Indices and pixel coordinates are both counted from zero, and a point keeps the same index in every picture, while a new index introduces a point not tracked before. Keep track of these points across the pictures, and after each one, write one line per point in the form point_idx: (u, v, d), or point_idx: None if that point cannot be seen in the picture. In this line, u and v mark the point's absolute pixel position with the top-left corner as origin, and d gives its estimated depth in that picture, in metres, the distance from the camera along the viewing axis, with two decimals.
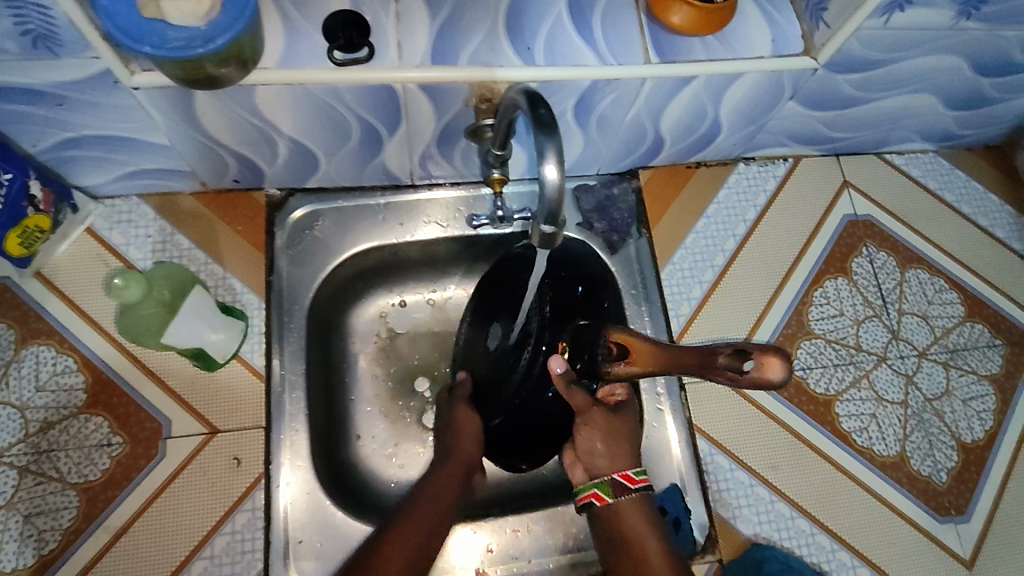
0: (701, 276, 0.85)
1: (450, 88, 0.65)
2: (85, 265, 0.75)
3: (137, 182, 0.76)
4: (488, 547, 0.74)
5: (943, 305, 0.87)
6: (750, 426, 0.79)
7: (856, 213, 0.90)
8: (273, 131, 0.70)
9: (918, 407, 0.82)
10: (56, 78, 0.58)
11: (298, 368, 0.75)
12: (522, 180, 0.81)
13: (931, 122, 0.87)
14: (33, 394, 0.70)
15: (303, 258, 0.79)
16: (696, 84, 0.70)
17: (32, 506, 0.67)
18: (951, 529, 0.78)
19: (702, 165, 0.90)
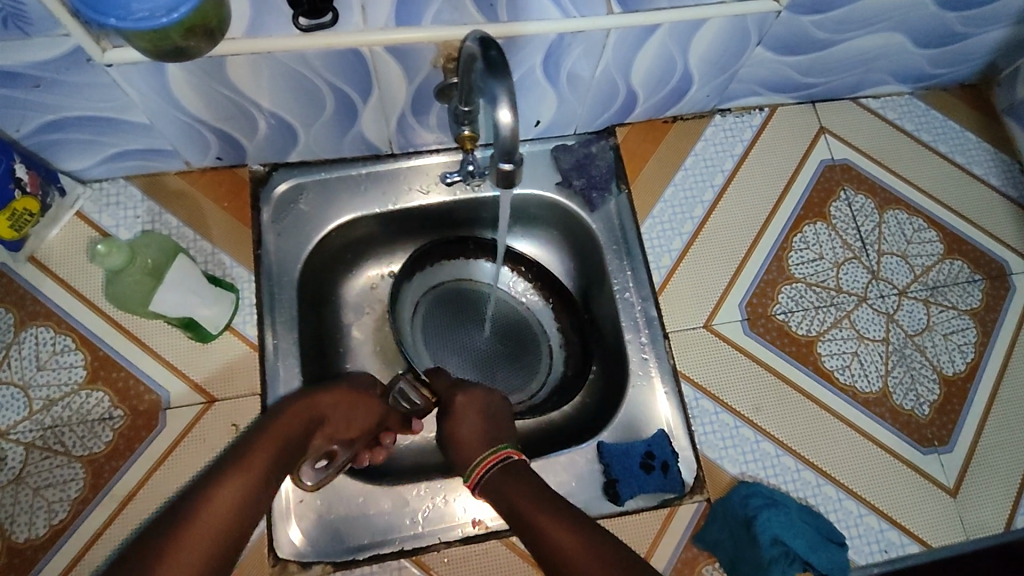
0: (681, 227, 0.86)
1: (417, 49, 0.66)
2: (77, 247, 0.77)
3: (122, 164, 0.78)
4: (482, 496, 0.76)
5: (921, 244, 0.88)
6: (734, 370, 0.81)
7: (833, 157, 0.91)
8: (248, 103, 0.71)
9: (899, 343, 0.84)
10: (31, 59, 0.59)
11: (290, 338, 0.78)
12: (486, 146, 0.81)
13: (904, 62, 0.87)
14: (35, 372, 0.73)
15: (291, 232, 0.82)
16: (661, 33, 0.71)
17: (40, 479, 0.70)
18: (934, 459, 0.80)
19: (679, 119, 0.91)
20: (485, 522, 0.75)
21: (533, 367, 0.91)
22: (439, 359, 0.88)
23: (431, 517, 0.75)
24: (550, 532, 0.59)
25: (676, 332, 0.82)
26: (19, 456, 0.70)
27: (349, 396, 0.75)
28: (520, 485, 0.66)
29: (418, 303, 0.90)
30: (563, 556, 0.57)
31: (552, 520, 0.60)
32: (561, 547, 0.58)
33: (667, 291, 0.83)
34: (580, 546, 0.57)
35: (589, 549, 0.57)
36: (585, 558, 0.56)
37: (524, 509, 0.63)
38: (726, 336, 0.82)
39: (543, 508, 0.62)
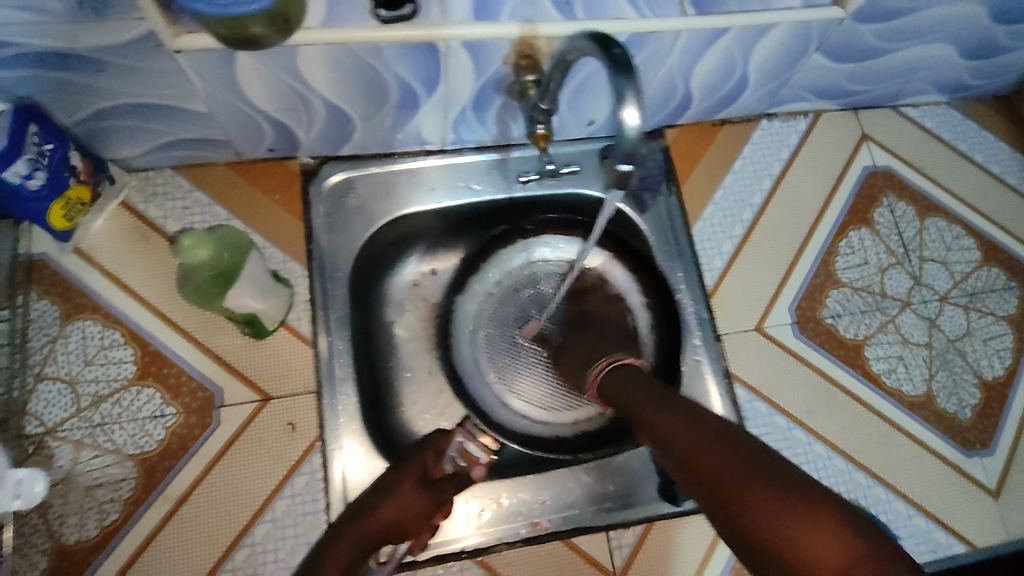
0: (732, 231, 0.87)
1: (492, 44, 0.65)
2: (123, 238, 0.75)
3: (172, 154, 0.76)
4: (540, 499, 0.75)
5: (961, 251, 0.90)
6: (785, 372, 0.82)
7: (875, 164, 0.93)
8: (311, 94, 0.69)
9: (942, 347, 0.85)
10: (101, 42, 0.57)
11: (344, 335, 0.75)
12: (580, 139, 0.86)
13: (945, 72, 0.89)
14: (82, 368, 0.70)
15: (341, 226, 0.79)
16: (728, 37, 0.71)
17: (90, 479, 0.67)
18: (977, 461, 0.82)
19: (727, 122, 0.91)
20: (542, 523, 0.74)
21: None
22: (508, 376, 0.85)
23: (489, 519, 0.74)
24: (650, 416, 0.61)
25: (727, 334, 0.82)
26: (67, 454, 0.68)
27: (395, 502, 0.65)
28: (632, 382, 0.67)
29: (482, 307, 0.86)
30: (665, 435, 0.58)
31: (654, 407, 0.61)
32: (662, 427, 0.59)
33: (719, 294, 0.84)
34: (680, 424, 0.58)
35: (688, 424, 0.57)
36: (684, 436, 0.57)
37: (631, 399, 0.65)
38: (776, 339, 0.83)
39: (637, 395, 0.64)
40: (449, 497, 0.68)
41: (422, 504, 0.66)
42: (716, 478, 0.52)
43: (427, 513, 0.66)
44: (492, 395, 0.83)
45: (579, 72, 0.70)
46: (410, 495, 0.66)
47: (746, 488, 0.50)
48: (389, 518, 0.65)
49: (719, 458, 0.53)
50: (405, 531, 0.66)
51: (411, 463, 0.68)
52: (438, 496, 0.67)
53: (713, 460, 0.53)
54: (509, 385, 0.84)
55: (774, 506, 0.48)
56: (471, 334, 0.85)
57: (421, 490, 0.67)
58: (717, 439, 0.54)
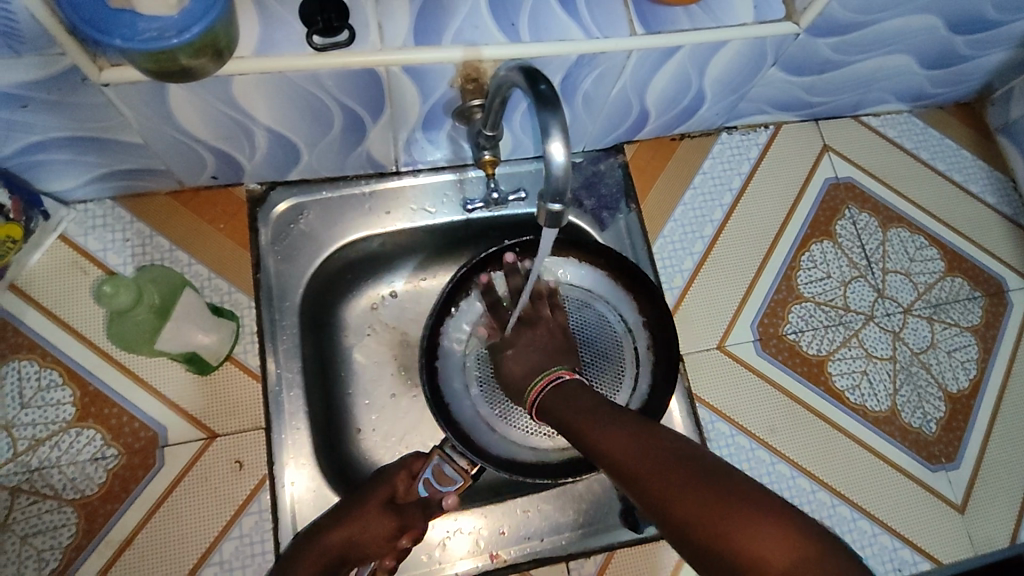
0: (692, 247, 0.85)
1: (435, 69, 0.63)
2: (61, 273, 0.72)
3: (111, 184, 0.73)
4: (499, 529, 0.74)
5: (924, 262, 0.89)
6: (748, 391, 0.81)
7: (837, 175, 0.92)
8: (251, 122, 0.67)
9: (906, 360, 0.85)
10: (18, 78, 0.54)
11: (294, 366, 0.73)
12: (523, 159, 0.82)
13: (906, 82, 0.88)
14: (18, 411, 0.68)
15: (290, 254, 0.77)
16: (681, 56, 0.70)
17: (28, 527, 0.65)
18: (942, 476, 0.81)
19: (686, 136, 0.90)
20: (502, 555, 0.73)
21: (611, 379, 0.78)
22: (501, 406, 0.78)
23: (446, 552, 0.72)
24: (583, 424, 0.58)
25: (689, 353, 0.81)
26: (3, 502, 0.65)
27: (356, 517, 0.66)
28: (569, 402, 0.62)
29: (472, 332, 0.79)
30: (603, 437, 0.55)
31: (590, 416, 0.58)
32: (597, 436, 0.55)
33: (680, 312, 0.83)
34: (618, 430, 0.54)
35: (625, 432, 0.54)
36: (620, 441, 0.53)
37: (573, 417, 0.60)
38: (738, 357, 0.81)
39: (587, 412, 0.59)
40: (414, 521, 0.67)
41: (386, 526, 0.66)
42: (654, 480, 0.48)
43: (388, 534, 0.66)
44: (484, 423, 0.77)
45: (519, 100, 0.68)
46: (371, 512, 0.66)
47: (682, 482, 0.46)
48: (351, 533, 0.65)
49: (655, 460, 0.49)
50: (367, 552, 0.66)
51: (379, 484, 0.68)
52: (400, 519, 0.67)
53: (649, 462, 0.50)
54: (504, 415, 0.78)
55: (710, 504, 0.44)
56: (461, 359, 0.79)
57: (384, 510, 0.67)
58: (653, 444, 0.51)
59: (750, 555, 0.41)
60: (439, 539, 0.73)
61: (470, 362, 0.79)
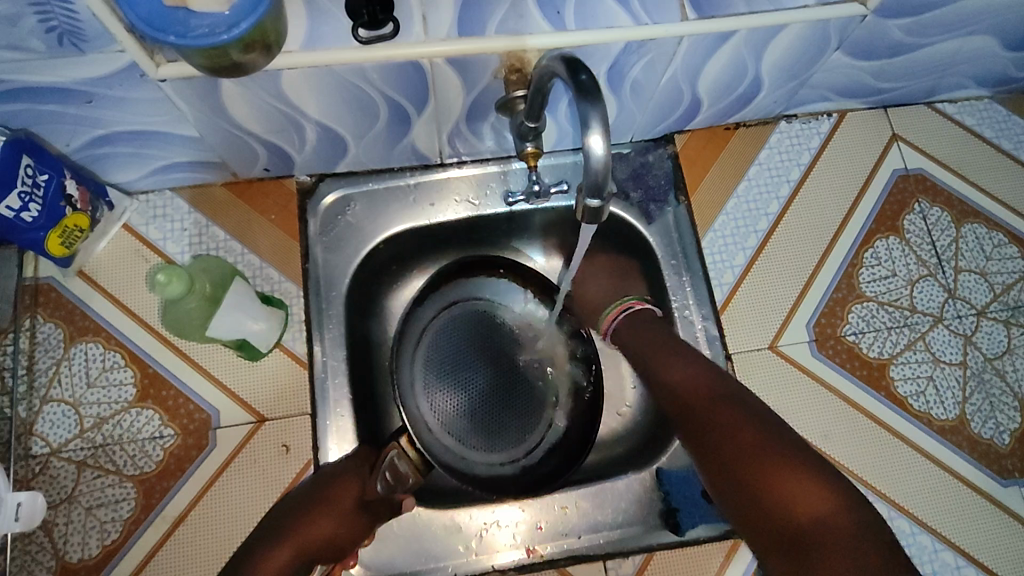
0: (745, 242, 0.82)
1: (479, 60, 0.63)
2: (124, 261, 0.76)
3: (170, 176, 0.76)
4: (537, 524, 0.73)
5: (1002, 261, 0.83)
6: (801, 394, 0.77)
7: (906, 167, 0.86)
8: (300, 116, 0.68)
9: (978, 367, 0.79)
10: (83, 74, 0.57)
11: (339, 354, 0.74)
12: (563, 152, 0.80)
13: (987, 65, 0.81)
14: (85, 390, 0.72)
15: (338, 244, 0.78)
16: (736, 41, 0.67)
17: (93, 499, 0.69)
18: (1015, 492, 0.75)
19: (741, 125, 0.86)
20: (539, 550, 0.73)
21: (543, 412, 0.83)
22: (439, 403, 0.81)
23: (484, 544, 0.73)
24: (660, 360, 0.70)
25: (739, 353, 0.78)
26: (71, 475, 0.69)
27: (331, 513, 0.67)
28: (644, 334, 0.74)
29: (430, 327, 0.83)
30: (675, 387, 0.67)
31: (666, 354, 0.70)
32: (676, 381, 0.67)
33: (729, 309, 0.80)
34: (693, 379, 0.67)
35: (701, 376, 0.67)
36: (696, 400, 0.65)
37: (646, 348, 0.72)
38: (791, 357, 0.78)
39: (663, 349, 0.71)
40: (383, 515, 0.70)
41: (363, 524, 0.68)
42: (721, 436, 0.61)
43: (362, 532, 0.68)
44: (418, 415, 0.80)
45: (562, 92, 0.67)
46: (346, 510, 0.68)
47: (751, 444, 0.59)
48: (329, 533, 0.67)
49: (726, 422, 0.61)
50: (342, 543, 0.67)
51: (348, 480, 0.69)
52: (371, 518, 0.69)
53: (720, 422, 0.62)
54: (437, 415, 0.81)
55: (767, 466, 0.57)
56: (415, 352, 0.82)
57: (357, 509, 0.68)
58: (721, 394, 0.64)
59: (785, 491, 0.55)
60: (477, 530, 0.73)
61: (424, 355, 0.82)
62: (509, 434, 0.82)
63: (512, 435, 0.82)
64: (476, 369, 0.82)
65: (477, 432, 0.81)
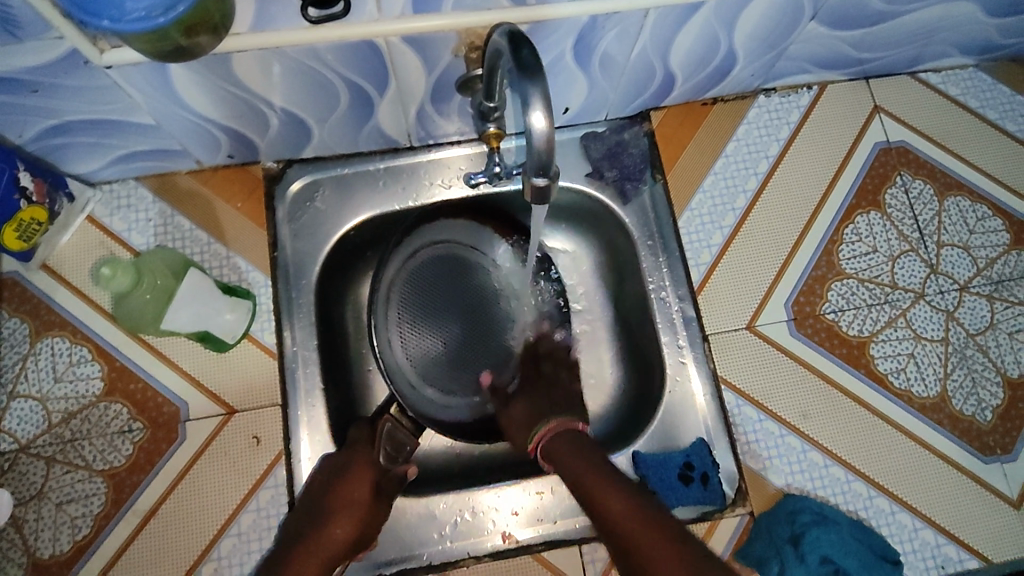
0: (722, 220, 0.80)
1: (437, 38, 0.60)
2: (88, 253, 0.75)
3: (132, 165, 0.75)
4: (512, 510, 0.73)
5: (986, 234, 0.81)
6: (778, 374, 0.76)
7: (889, 140, 0.84)
8: (257, 100, 0.66)
9: (960, 343, 0.78)
10: (24, 62, 0.55)
11: (310, 344, 0.73)
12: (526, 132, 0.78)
13: (970, 33, 0.79)
14: (52, 385, 0.71)
15: (306, 232, 0.76)
16: (705, 12, 0.64)
17: (62, 494, 0.68)
18: (996, 468, 0.74)
19: (719, 100, 0.84)
20: (515, 536, 0.72)
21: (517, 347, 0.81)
22: (413, 348, 0.79)
23: (459, 531, 0.72)
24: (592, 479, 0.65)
25: (716, 334, 0.77)
26: (40, 471, 0.69)
27: (355, 511, 0.67)
28: (575, 455, 0.68)
29: (395, 281, 0.78)
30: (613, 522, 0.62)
31: (606, 486, 0.64)
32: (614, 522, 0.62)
33: (706, 290, 0.78)
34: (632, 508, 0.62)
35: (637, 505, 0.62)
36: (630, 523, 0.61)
37: (577, 469, 0.67)
38: (768, 337, 0.77)
39: (601, 478, 0.65)
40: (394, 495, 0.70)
41: (378, 512, 0.69)
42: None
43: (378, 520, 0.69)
44: (397, 365, 0.77)
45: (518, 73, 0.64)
46: (365, 503, 0.67)
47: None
48: (354, 531, 0.66)
49: (665, 551, 0.57)
50: (363, 536, 0.67)
51: (358, 470, 0.69)
52: (383, 505, 0.69)
53: (659, 552, 0.58)
54: (420, 371, 0.79)
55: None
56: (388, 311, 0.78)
57: (372, 501, 0.68)
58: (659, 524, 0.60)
59: None
60: (451, 517, 0.72)
61: (393, 307, 0.79)
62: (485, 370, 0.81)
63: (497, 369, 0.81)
64: (450, 308, 0.80)
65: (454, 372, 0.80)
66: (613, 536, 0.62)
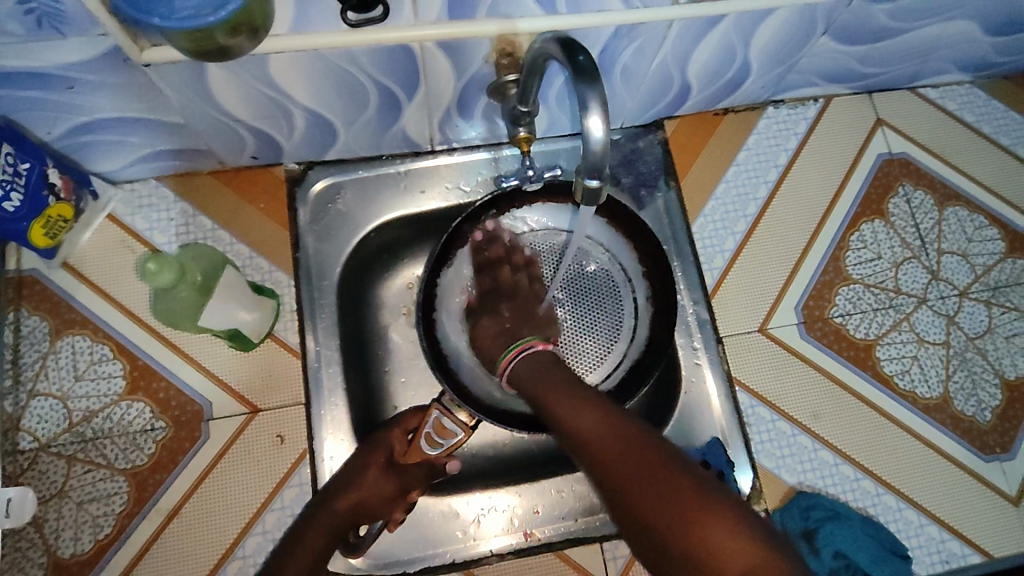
0: (734, 226, 0.83)
1: (469, 44, 0.62)
2: (110, 251, 0.75)
3: (156, 165, 0.75)
4: (533, 508, 0.74)
5: (983, 242, 0.85)
6: (789, 375, 0.78)
7: (891, 151, 0.87)
8: (287, 101, 0.67)
9: (961, 346, 0.81)
10: (64, 60, 0.55)
11: (333, 344, 0.74)
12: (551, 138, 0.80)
13: (968, 50, 0.82)
14: (73, 383, 0.70)
15: (329, 233, 0.77)
16: (725, 25, 0.66)
17: (83, 494, 0.68)
18: (996, 466, 0.78)
19: (730, 111, 0.87)
20: (536, 534, 0.73)
21: (609, 326, 0.78)
22: None
23: (481, 529, 0.73)
24: (552, 395, 0.60)
25: (730, 336, 0.79)
26: (61, 470, 0.68)
27: (365, 484, 0.68)
28: (542, 374, 0.64)
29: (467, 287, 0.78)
30: (573, 439, 0.57)
31: (567, 399, 0.59)
32: (568, 420, 0.58)
33: (719, 293, 0.81)
34: (592, 422, 0.56)
35: (599, 414, 0.57)
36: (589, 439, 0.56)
37: (540, 387, 0.62)
38: (780, 339, 0.79)
39: (559, 394, 0.60)
40: (416, 483, 0.71)
41: (390, 487, 0.69)
42: (625, 472, 0.52)
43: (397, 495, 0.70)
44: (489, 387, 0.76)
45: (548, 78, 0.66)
46: (375, 475, 0.69)
47: (657, 493, 0.49)
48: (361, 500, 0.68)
49: (628, 462, 0.52)
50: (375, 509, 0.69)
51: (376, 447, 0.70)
52: (403, 481, 0.70)
53: (621, 464, 0.52)
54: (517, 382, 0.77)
55: (685, 504, 0.48)
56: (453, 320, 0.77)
57: (385, 475, 0.69)
58: (621, 432, 0.54)
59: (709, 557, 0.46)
60: (473, 515, 0.73)
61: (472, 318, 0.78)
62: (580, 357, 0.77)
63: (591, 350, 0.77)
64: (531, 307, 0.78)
65: None
66: (571, 438, 0.57)
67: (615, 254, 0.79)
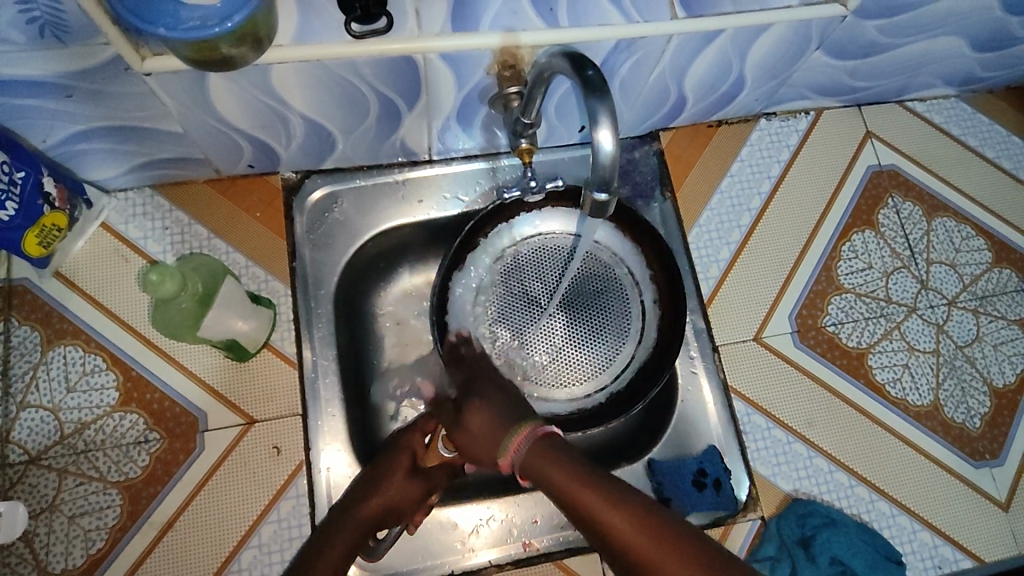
0: (729, 236, 0.84)
1: (472, 55, 0.62)
2: (102, 260, 0.73)
3: (151, 173, 0.74)
4: (531, 518, 0.74)
5: (970, 252, 0.86)
6: (784, 384, 0.79)
7: (880, 163, 0.89)
8: (287, 111, 0.67)
9: (950, 354, 0.82)
10: (64, 68, 0.55)
11: (329, 354, 0.74)
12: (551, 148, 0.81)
13: (954, 65, 0.84)
14: (65, 394, 0.69)
15: (326, 242, 0.77)
16: (722, 40, 0.68)
17: (75, 507, 0.67)
18: (986, 472, 0.79)
19: (723, 123, 0.88)
20: (535, 544, 0.73)
21: (618, 327, 0.79)
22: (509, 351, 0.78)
23: (479, 540, 0.73)
24: (576, 489, 0.54)
25: (726, 345, 0.80)
26: (52, 483, 0.67)
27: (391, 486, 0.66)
28: (554, 464, 0.56)
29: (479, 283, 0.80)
30: (613, 541, 0.51)
31: (597, 497, 0.53)
32: (606, 528, 0.52)
33: (715, 303, 0.81)
34: (633, 522, 0.51)
35: (643, 517, 0.51)
36: (639, 545, 0.50)
37: (560, 482, 0.55)
38: (774, 348, 0.80)
39: (587, 489, 0.54)
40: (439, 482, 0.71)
41: (416, 490, 0.67)
42: None
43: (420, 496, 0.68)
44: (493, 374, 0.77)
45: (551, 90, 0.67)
46: (402, 479, 0.66)
47: None
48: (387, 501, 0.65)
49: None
50: (401, 511, 0.67)
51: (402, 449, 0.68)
52: (426, 483, 0.68)
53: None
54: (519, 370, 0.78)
55: None
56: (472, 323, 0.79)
57: (410, 476, 0.67)
58: (678, 545, 0.49)
59: None
60: (472, 526, 0.73)
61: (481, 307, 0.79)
62: (586, 359, 0.79)
63: (608, 348, 0.79)
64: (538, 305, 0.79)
65: (554, 365, 0.78)
66: (617, 558, 0.51)
67: (621, 254, 0.80)
